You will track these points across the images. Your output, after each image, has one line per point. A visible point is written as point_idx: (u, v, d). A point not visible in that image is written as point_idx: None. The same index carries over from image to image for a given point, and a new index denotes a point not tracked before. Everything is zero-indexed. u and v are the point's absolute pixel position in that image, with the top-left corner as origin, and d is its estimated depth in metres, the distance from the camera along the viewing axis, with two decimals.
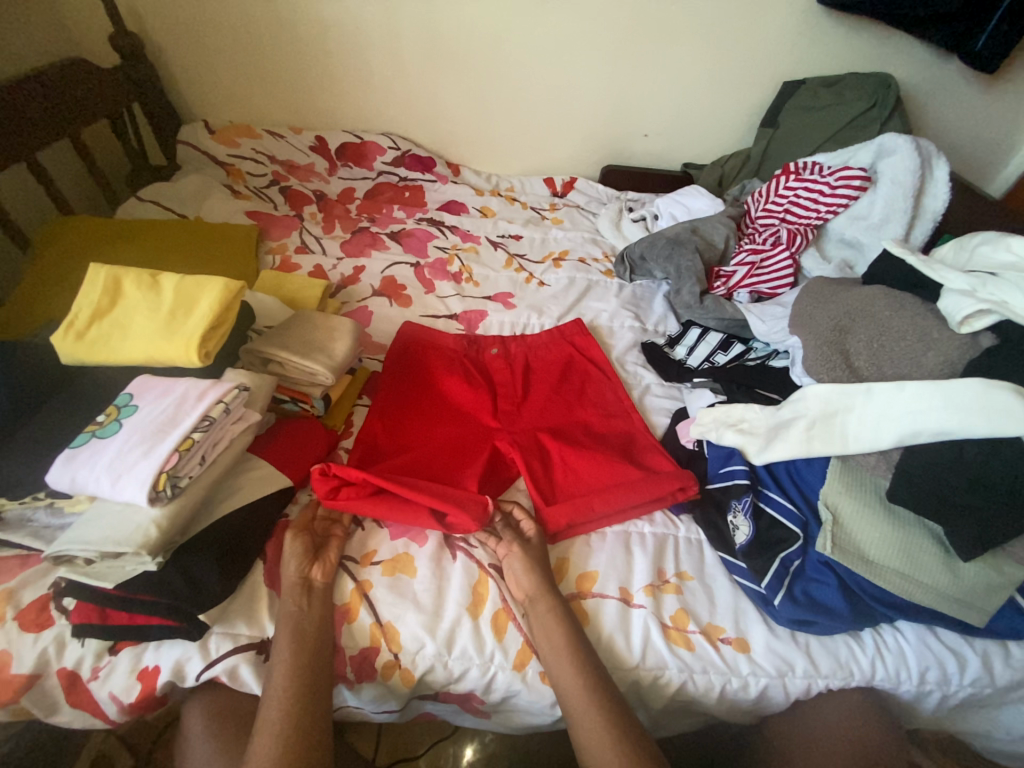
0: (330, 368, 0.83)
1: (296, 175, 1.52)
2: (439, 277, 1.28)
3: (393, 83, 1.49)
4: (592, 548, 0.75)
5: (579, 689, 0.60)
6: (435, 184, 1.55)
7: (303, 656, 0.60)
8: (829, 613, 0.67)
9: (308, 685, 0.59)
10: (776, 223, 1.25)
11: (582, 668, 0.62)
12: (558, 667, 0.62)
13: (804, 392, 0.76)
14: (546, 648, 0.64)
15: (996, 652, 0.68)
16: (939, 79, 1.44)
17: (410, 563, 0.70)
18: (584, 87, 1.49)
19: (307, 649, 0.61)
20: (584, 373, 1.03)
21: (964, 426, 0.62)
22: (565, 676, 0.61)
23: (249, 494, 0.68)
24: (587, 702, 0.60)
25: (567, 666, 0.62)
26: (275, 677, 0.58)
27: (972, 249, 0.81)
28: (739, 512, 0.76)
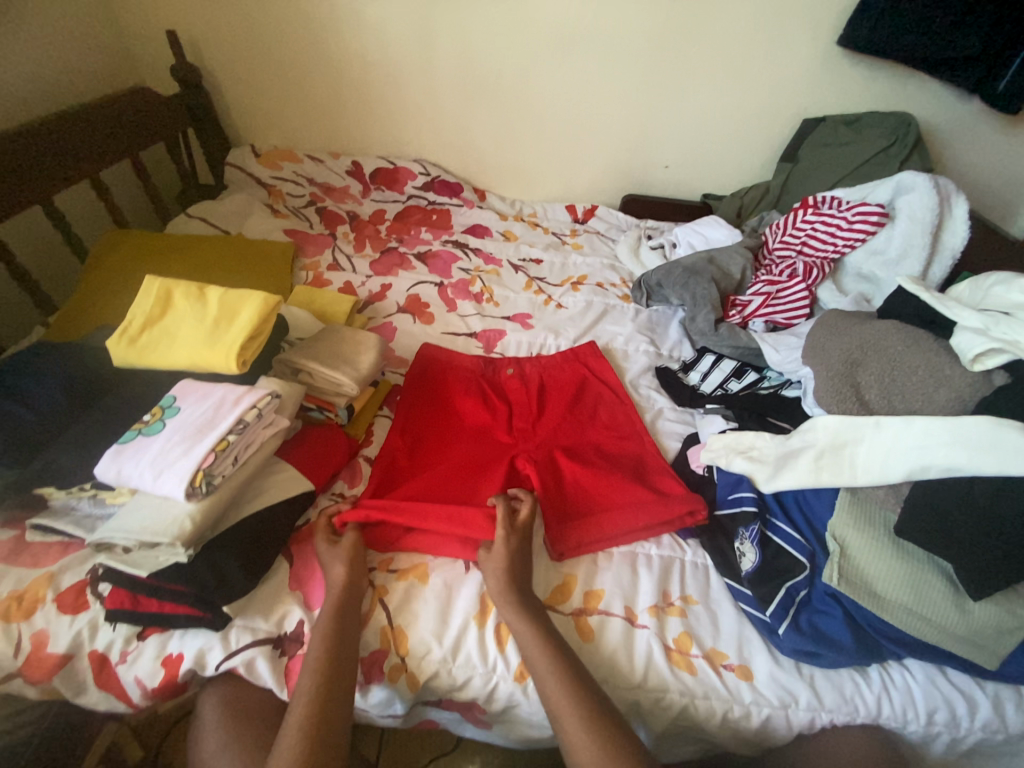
0: (355, 379, 0.88)
1: (331, 196, 1.61)
2: (461, 296, 1.35)
3: (426, 114, 1.58)
4: (600, 566, 0.76)
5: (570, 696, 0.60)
6: (461, 208, 1.62)
7: (341, 636, 0.64)
8: (833, 646, 0.66)
9: (337, 686, 0.60)
10: (793, 255, 1.27)
11: (569, 684, 0.61)
12: (543, 673, 0.62)
13: (813, 423, 0.76)
14: (533, 647, 0.63)
15: (1009, 697, 0.66)
16: (962, 119, 1.46)
17: (424, 571, 0.74)
18: (608, 119, 1.56)
19: (345, 633, 0.64)
20: (597, 395, 1.06)
21: (974, 462, 0.63)
22: (548, 685, 0.61)
23: (274, 494, 0.72)
24: (571, 707, 0.59)
25: (553, 677, 0.61)
26: (314, 652, 0.62)
27: (988, 288, 0.81)
28: (745, 539, 0.77)
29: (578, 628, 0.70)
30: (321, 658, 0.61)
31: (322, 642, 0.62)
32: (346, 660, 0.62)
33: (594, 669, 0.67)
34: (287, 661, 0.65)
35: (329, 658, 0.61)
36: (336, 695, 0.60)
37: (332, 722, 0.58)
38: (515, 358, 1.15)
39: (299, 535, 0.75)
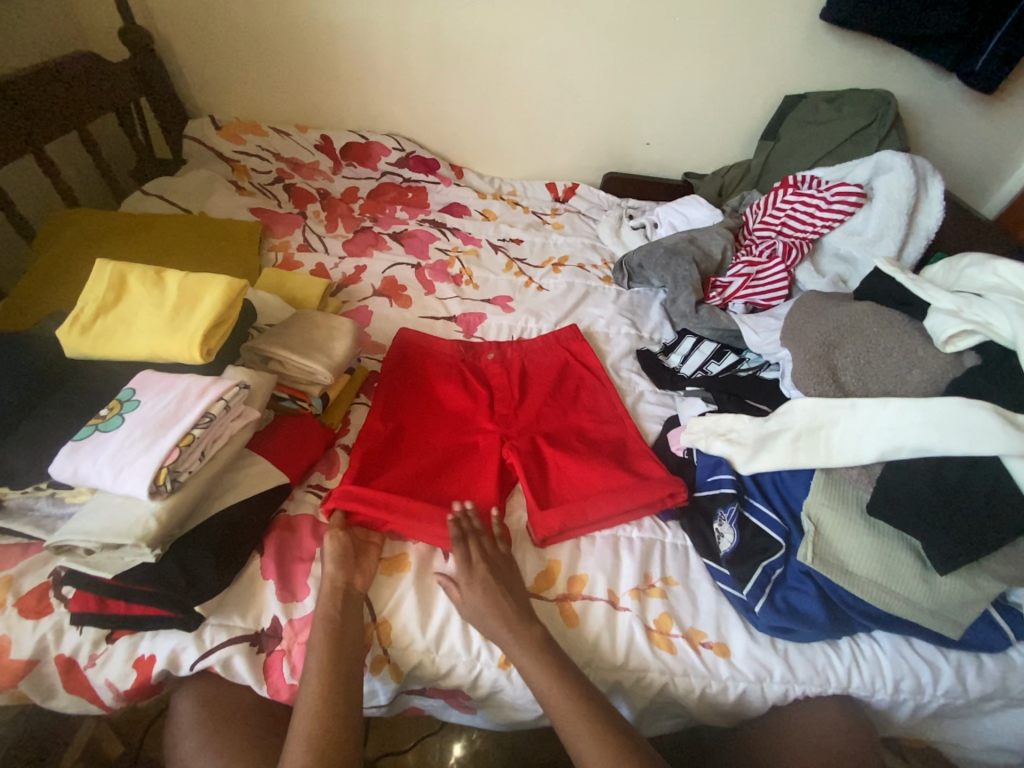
0: (329, 367, 0.84)
1: (300, 172, 1.53)
2: (439, 278, 1.32)
3: (399, 85, 1.51)
4: (582, 551, 0.76)
5: (568, 689, 0.61)
6: (438, 186, 1.57)
7: (339, 657, 0.61)
8: (807, 621, 0.68)
9: (341, 703, 0.59)
10: (773, 235, 1.27)
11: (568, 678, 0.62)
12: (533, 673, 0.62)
13: (791, 405, 0.77)
14: (520, 657, 0.63)
15: (969, 664, 0.70)
16: (939, 98, 1.46)
17: (406, 560, 0.73)
18: (588, 94, 1.51)
19: (340, 649, 0.61)
20: (579, 378, 1.05)
21: (944, 442, 0.64)
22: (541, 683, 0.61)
23: (246, 489, 0.70)
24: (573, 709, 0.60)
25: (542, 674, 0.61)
26: (311, 674, 0.59)
27: (961, 270, 0.82)
28: (724, 520, 0.77)
29: (562, 613, 0.70)
30: (323, 653, 0.61)
31: (319, 664, 0.60)
32: (350, 660, 0.62)
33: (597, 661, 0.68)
34: (266, 657, 0.64)
35: (329, 676, 0.59)
36: (343, 711, 0.58)
37: (340, 726, 0.57)
38: (495, 342, 1.13)
39: (279, 523, 0.73)
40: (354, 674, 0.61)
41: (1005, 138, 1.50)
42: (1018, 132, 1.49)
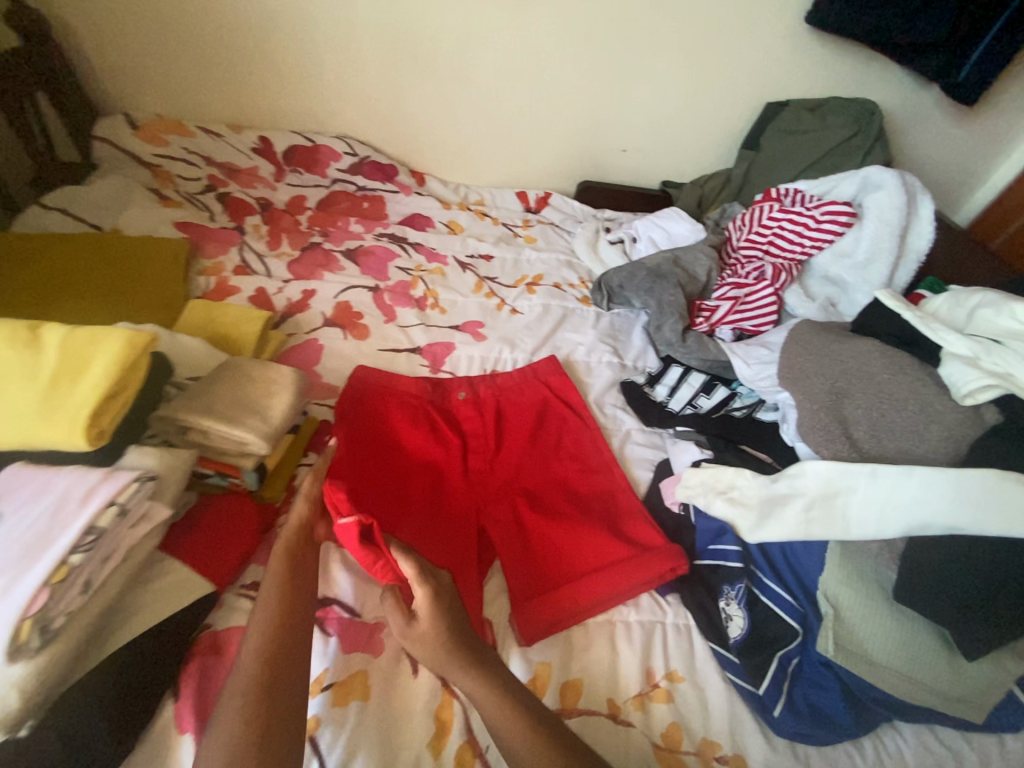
0: (264, 435, 0.70)
1: (236, 179, 1.34)
2: (401, 302, 1.17)
3: (349, 82, 1.34)
4: (576, 648, 0.66)
5: None
6: (396, 194, 1.41)
7: (293, 596, 0.57)
8: (830, 724, 0.60)
9: (290, 650, 0.53)
10: (759, 256, 1.18)
11: None
12: None
13: (802, 467, 0.69)
14: None
15: (995, 749, 0.64)
16: (917, 108, 1.42)
17: (364, 682, 0.59)
18: (559, 95, 1.39)
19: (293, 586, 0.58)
20: (562, 419, 0.94)
21: (978, 522, 0.57)
22: None
23: (155, 612, 0.57)
24: None
25: None
26: (260, 617, 0.55)
27: (971, 309, 0.76)
28: (731, 600, 0.69)
29: None
30: (279, 594, 0.57)
31: (273, 602, 0.56)
32: (304, 603, 0.58)
33: None
34: None
35: (282, 615, 0.55)
36: (291, 658, 0.53)
37: (282, 672, 0.51)
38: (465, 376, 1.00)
39: (202, 646, 0.60)
40: (306, 618, 0.57)
41: (979, 151, 1.48)
42: (991, 145, 1.48)
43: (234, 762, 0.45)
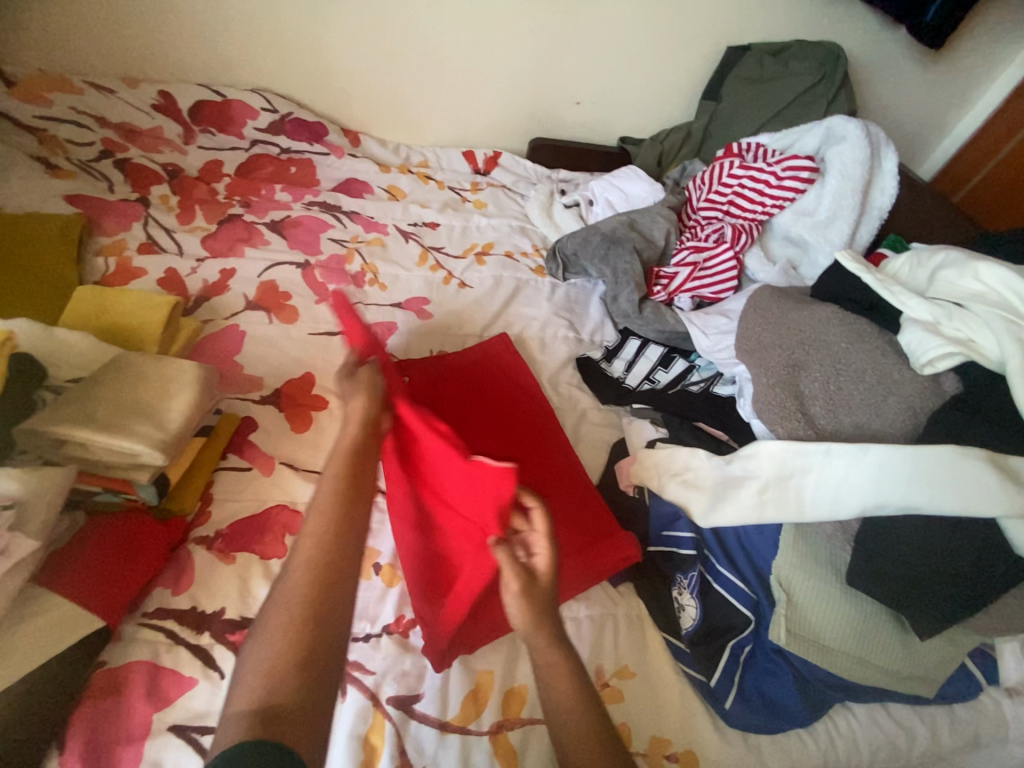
0: (159, 445, 0.61)
1: (137, 143, 1.17)
2: (335, 279, 1.06)
3: (262, 26, 1.18)
4: (522, 653, 0.61)
5: None
6: (327, 156, 1.27)
7: (355, 483, 0.51)
8: (780, 711, 0.59)
9: (348, 539, 0.47)
10: (719, 217, 1.12)
11: None
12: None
13: (756, 448, 0.65)
14: None
15: (941, 716, 0.64)
16: (883, 51, 1.34)
17: None
18: (503, 39, 1.25)
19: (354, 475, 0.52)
20: (514, 399, 0.87)
21: (934, 502, 0.54)
22: None
23: (31, 658, 0.50)
24: None
25: None
26: (321, 500, 0.48)
27: (933, 269, 0.71)
28: (684, 589, 0.65)
29: (497, 751, 0.54)
30: (335, 483, 0.50)
31: (332, 487, 0.50)
32: (369, 491, 0.51)
33: None
34: None
35: (343, 504, 0.48)
36: (347, 548, 0.46)
37: (339, 563, 0.45)
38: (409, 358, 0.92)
39: (96, 688, 0.53)
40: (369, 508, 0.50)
41: (944, 98, 1.43)
42: (955, 92, 1.42)
43: (283, 658, 0.39)
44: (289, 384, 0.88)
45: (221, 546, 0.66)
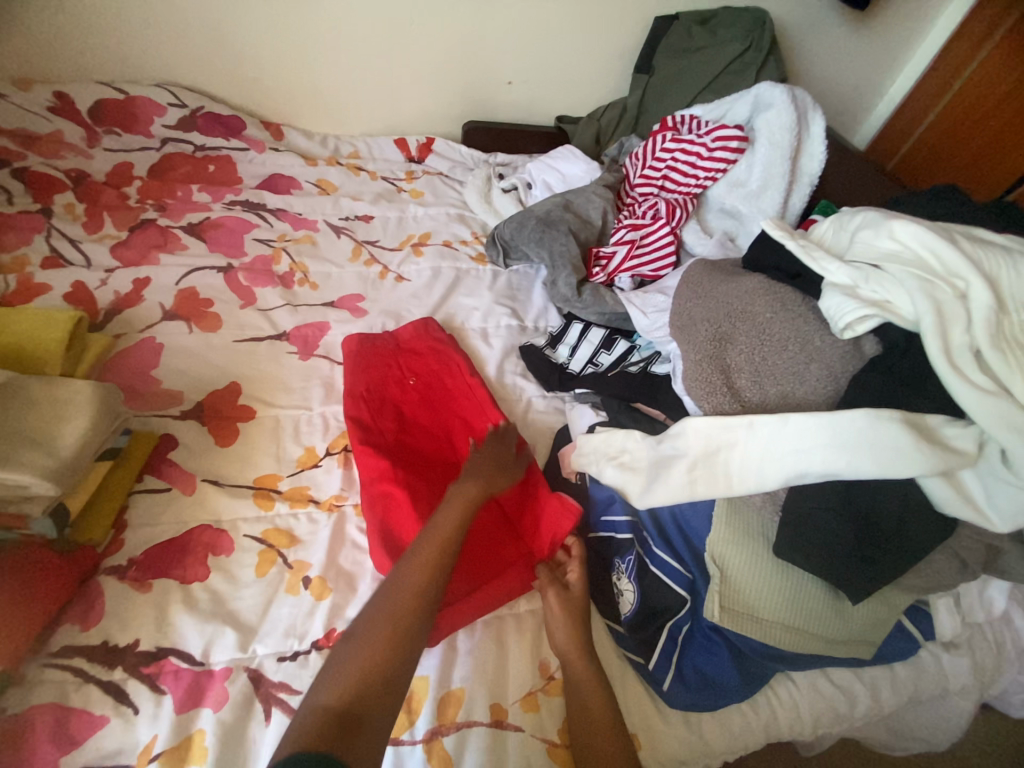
0: (51, 474, 0.57)
1: (34, 148, 1.09)
2: (261, 281, 1.01)
3: (161, 14, 1.10)
4: (459, 655, 0.59)
5: None
6: (247, 152, 1.20)
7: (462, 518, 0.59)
8: (719, 690, 0.59)
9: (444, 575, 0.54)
10: (655, 192, 1.10)
11: None
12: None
13: (682, 426, 0.64)
14: None
15: (883, 680, 0.64)
16: (811, 16, 1.33)
17: (202, 742, 0.51)
18: (423, 18, 1.19)
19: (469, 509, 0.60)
20: (455, 386, 0.85)
21: (851, 466, 0.53)
22: None
23: None
24: None
25: None
26: (438, 531, 0.57)
27: (853, 231, 0.71)
28: (623, 573, 0.64)
29: (430, 760, 0.52)
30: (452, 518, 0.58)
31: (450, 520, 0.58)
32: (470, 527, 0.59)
33: None
34: None
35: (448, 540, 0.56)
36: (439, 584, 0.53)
37: (427, 595, 0.52)
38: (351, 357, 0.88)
39: None
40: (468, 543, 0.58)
41: (874, 60, 1.43)
42: (885, 53, 1.42)
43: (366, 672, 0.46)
44: (212, 396, 0.83)
45: (135, 574, 0.62)
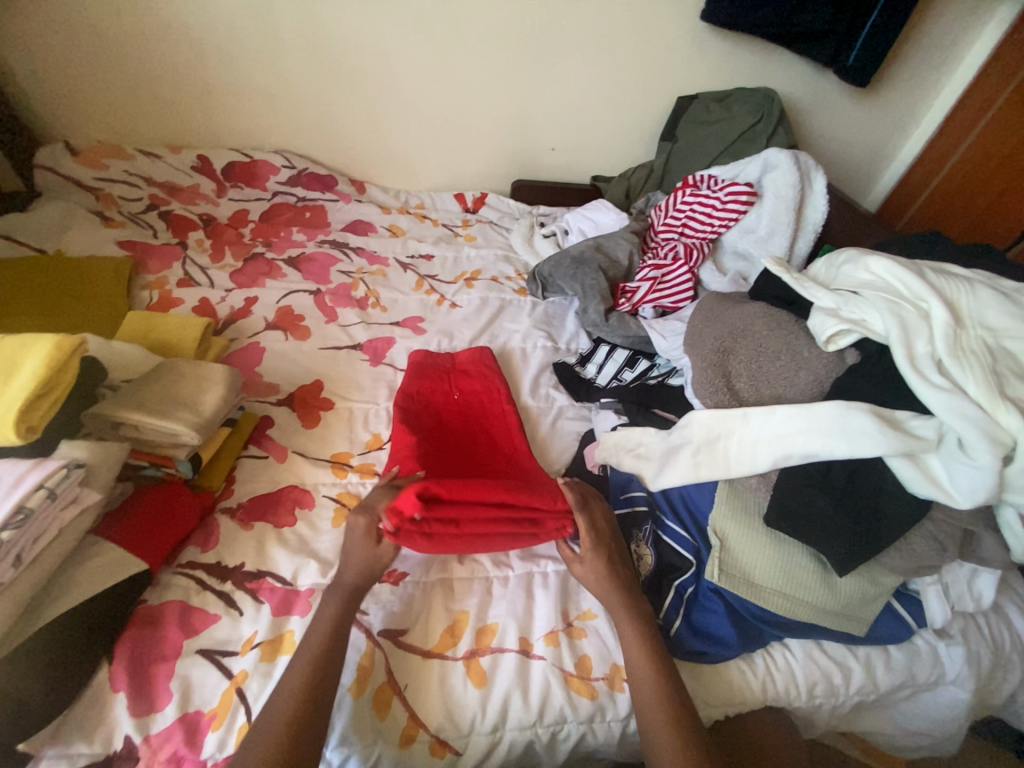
0: (195, 426, 0.75)
1: (178, 198, 1.39)
2: (343, 303, 1.22)
3: (282, 99, 1.41)
4: (493, 596, 0.71)
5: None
6: (338, 203, 1.48)
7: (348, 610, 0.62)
8: (717, 642, 0.68)
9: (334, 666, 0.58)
10: (675, 237, 1.27)
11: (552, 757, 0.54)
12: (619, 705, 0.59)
13: (688, 419, 0.76)
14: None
15: (878, 659, 0.71)
16: (818, 93, 1.53)
17: (292, 639, 0.65)
18: (484, 99, 1.46)
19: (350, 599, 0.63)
20: (491, 407, 0.99)
21: (827, 448, 0.64)
22: None
23: (88, 588, 0.61)
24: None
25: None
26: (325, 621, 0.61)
27: (839, 267, 0.84)
28: (640, 541, 0.75)
29: (469, 673, 0.64)
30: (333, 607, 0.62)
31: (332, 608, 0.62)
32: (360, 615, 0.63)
33: (522, 718, 0.62)
34: None
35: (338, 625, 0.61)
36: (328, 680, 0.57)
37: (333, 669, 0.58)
38: (415, 372, 1.04)
39: (137, 619, 0.65)
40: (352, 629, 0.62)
41: (881, 128, 1.60)
42: (892, 122, 1.59)
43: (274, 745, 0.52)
44: (301, 389, 1.01)
45: (242, 515, 0.79)
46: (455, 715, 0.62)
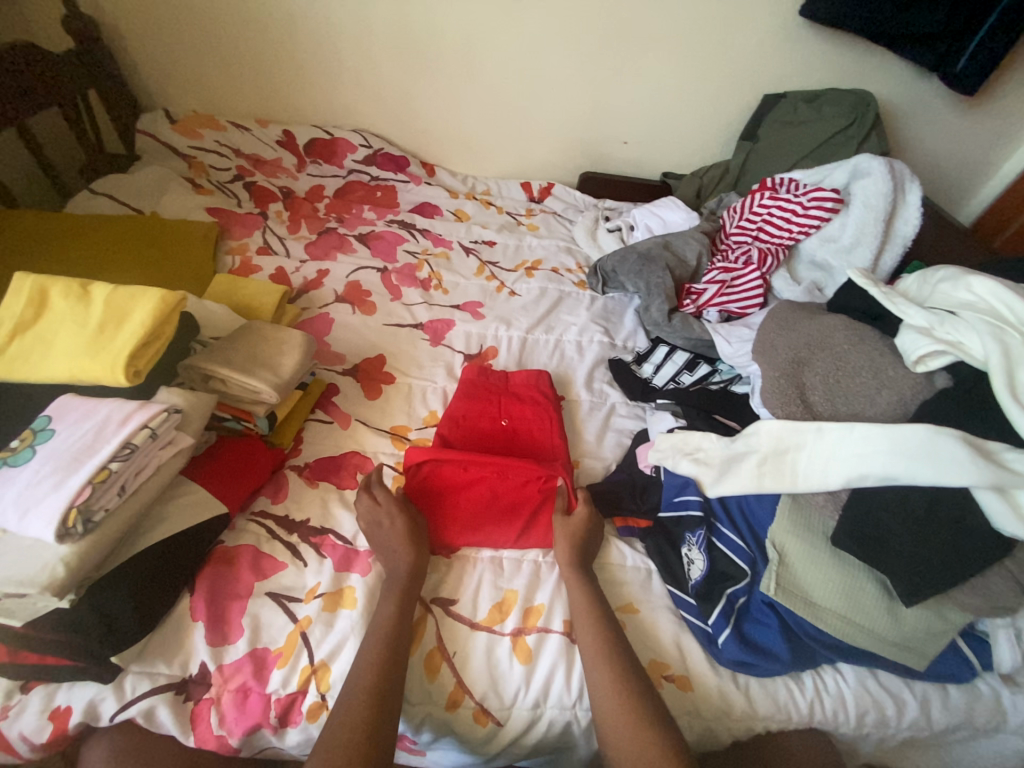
0: (275, 386, 0.80)
1: (261, 169, 1.46)
2: (406, 282, 1.25)
3: (365, 80, 1.45)
4: (542, 579, 0.72)
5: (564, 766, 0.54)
6: (408, 184, 1.51)
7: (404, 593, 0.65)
8: (768, 656, 0.66)
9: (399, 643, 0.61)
10: (749, 241, 1.23)
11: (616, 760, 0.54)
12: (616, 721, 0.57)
13: (756, 427, 0.74)
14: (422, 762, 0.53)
15: (936, 696, 0.68)
16: (919, 98, 1.43)
17: (351, 595, 0.68)
18: (562, 89, 1.45)
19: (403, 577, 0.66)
20: (541, 440, 0.90)
21: (909, 472, 0.62)
22: (619, 729, 0.56)
23: (175, 524, 0.67)
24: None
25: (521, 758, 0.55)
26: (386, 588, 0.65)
27: (934, 284, 0.79)
28: (692, 545, 0.75)
29: (516, 649, 0.66)
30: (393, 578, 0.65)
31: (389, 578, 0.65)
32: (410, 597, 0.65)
33: (563, 696, 0.63)
34: (192, 706, 0.61)
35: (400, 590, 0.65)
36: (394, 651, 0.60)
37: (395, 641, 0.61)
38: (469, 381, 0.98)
39: (214, 558, 0.70)
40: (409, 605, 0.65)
41: (986, 140, 1.48)
42: (999, 135, 1.46)
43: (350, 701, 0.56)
44: (365, 362, 1.05)
45: (309, 473, 0.83)
46: (500, 686, 0.64)
